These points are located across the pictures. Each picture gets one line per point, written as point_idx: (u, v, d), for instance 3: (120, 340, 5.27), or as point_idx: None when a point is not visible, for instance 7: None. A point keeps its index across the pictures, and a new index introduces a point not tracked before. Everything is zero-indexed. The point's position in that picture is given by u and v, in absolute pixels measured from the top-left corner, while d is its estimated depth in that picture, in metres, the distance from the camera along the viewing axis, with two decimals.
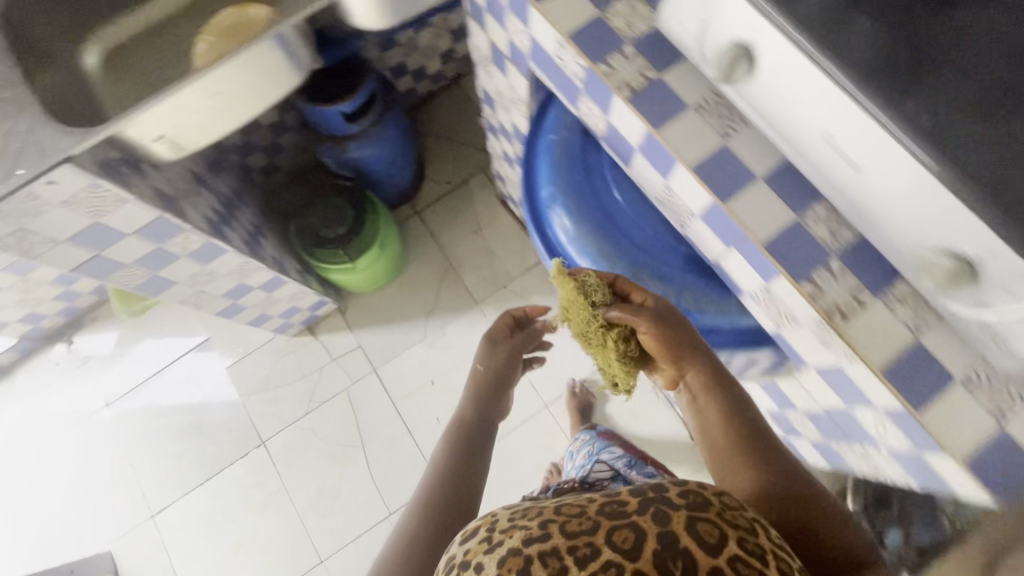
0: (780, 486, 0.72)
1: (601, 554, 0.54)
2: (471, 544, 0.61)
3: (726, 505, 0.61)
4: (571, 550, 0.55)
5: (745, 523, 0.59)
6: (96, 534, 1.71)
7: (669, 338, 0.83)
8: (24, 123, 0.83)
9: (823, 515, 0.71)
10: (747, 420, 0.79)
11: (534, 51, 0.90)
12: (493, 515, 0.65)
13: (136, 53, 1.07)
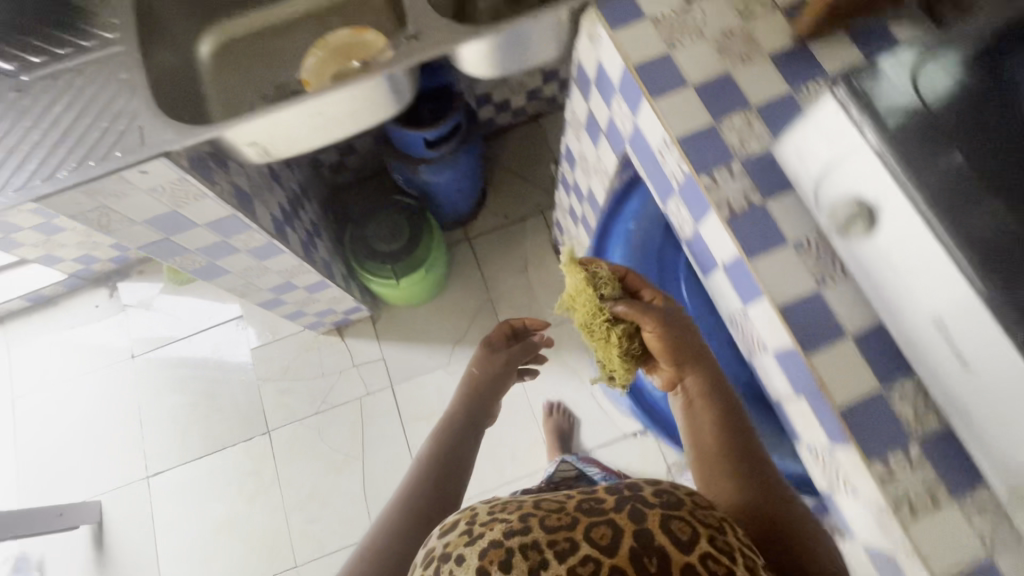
0: (759, 497, 0.70)
1: (578, 550, 0.52)
2: (450, 538, 0.57)
3: (697, 506, 0.59)
4: (550, 544, 0.52)
5: (715, 523, 0.57)
6: (91, 479, 1.74)
7: (673, 339, 0.82)
8: (131, 106, 0.85)
9: (802, 528, 0.68)
10: (738, 429, 0.77)
11: (635, 138, 0.88)
12: (472, 509, 0.61)
13: (247, 50, 1.09)
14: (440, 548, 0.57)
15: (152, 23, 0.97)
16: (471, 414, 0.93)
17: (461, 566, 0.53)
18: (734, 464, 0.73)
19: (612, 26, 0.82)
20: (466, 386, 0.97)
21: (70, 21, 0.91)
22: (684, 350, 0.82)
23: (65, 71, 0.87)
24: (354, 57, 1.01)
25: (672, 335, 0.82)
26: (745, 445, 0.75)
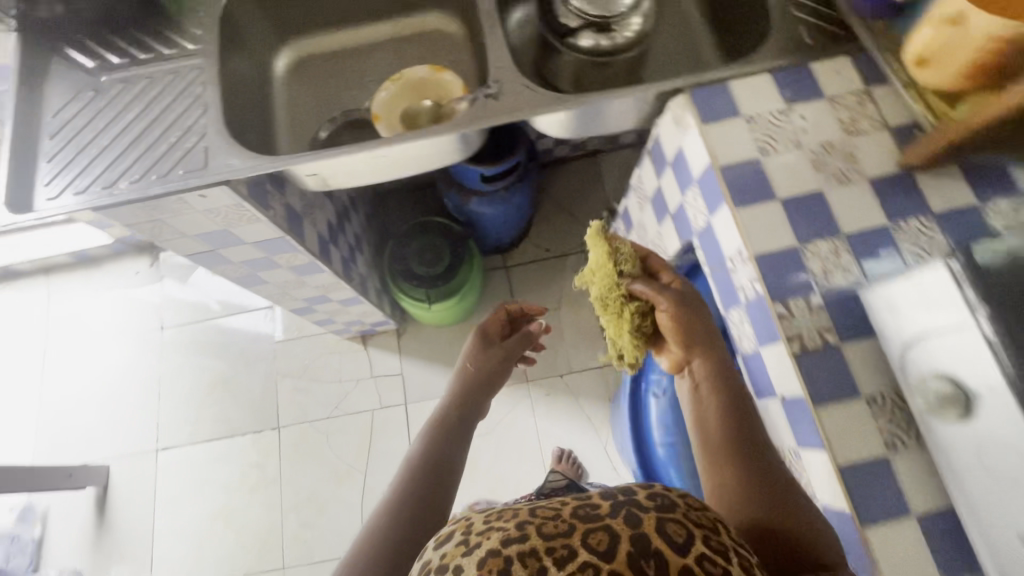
0: (763, 491, 0.59)
1: (577, 556, 0.35)
2: (445, 548, 0.38)
3: (692, 505, 0.40)
4: (546, 552, 0.35)
5: (710, 522, 0.39)
6: (105, 442, 1.77)
7: (683, 319, 0.75)
8: (201, 122, 0.84)
9: (811, 534, 0.56)
10: (751, 421, 0.65)
11: (705, 235, 0.83)
12: (468, 519, 0.42)
13: (322, 70, 1.08)
14: (432, 566, 0.39)
15: (234, 34, 0.96)
16: (470, 401, 0.91)
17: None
18: (740, 451, 0.63)
19: (703, 119, 0.78)
20: (463, 372, 0.95)
21: (157, 26, 0.91)
22: (695, 329, 0.75)
23: (144, 76, 0.87)
24: (429, 99, 0.99)
25: (684, 315, 0.76)
26: (756, 437, 0.64)
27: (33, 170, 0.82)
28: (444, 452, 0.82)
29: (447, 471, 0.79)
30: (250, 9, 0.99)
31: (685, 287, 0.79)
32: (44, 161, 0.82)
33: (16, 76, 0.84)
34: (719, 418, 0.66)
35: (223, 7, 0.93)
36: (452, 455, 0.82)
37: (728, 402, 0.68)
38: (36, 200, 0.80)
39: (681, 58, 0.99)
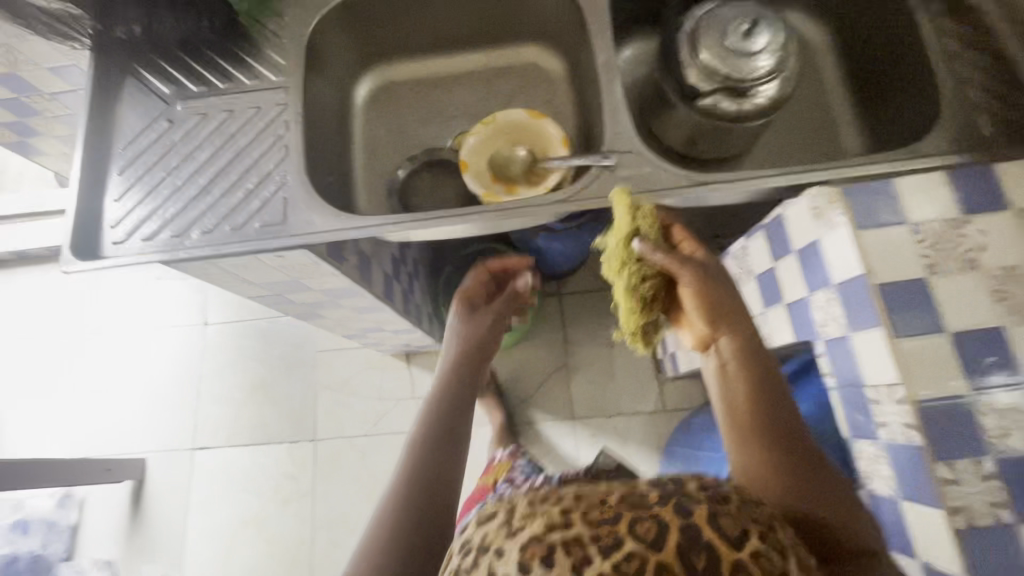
0: (804, 470, 0.53)
1: (625, 546, 0.28)
2: (475, 533, 0.33)
3: (745, 499, 0.33)
4: (596, 539, 0.28)
5: (768, 519, 0.33)
6: (138, 435, 1.73)
7: (708, 293, 0.67)
8: (280, 170, 0.76)
9: (854, 517, 0.52)
10: (781, 407, 0.60)
11: (838, 348, 0.73)
12: (493, 513, 0.36)
13: (406, 100, 0.99)
14: (457, 571, 0.32)
15: (319, 62, 0.87)
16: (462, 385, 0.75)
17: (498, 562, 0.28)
18: (773, 430, 0.57)
19: (858, 222, 0.67)
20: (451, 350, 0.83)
21: (239, 51, 0.82)
22: (721, 301, 0.67)
23: (222, 110, 0.79)
24: (524, 147, 0.89)
25: (708, 284, 0.67)
26: (788, 415, 0.59)
27: (99, 210, 0.75)
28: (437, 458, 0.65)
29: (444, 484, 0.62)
30: (337, 36, 0.89)
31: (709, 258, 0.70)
32: (112, 200, 0.76)
33: (89, 101, 0.77)
34: (750, 402, 0.60)
35: (312, 34, 0.84)
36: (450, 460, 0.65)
37: (756, 379, 0.62)
38: (102, 244, 0.73)
39: (816, 141, 0.91)
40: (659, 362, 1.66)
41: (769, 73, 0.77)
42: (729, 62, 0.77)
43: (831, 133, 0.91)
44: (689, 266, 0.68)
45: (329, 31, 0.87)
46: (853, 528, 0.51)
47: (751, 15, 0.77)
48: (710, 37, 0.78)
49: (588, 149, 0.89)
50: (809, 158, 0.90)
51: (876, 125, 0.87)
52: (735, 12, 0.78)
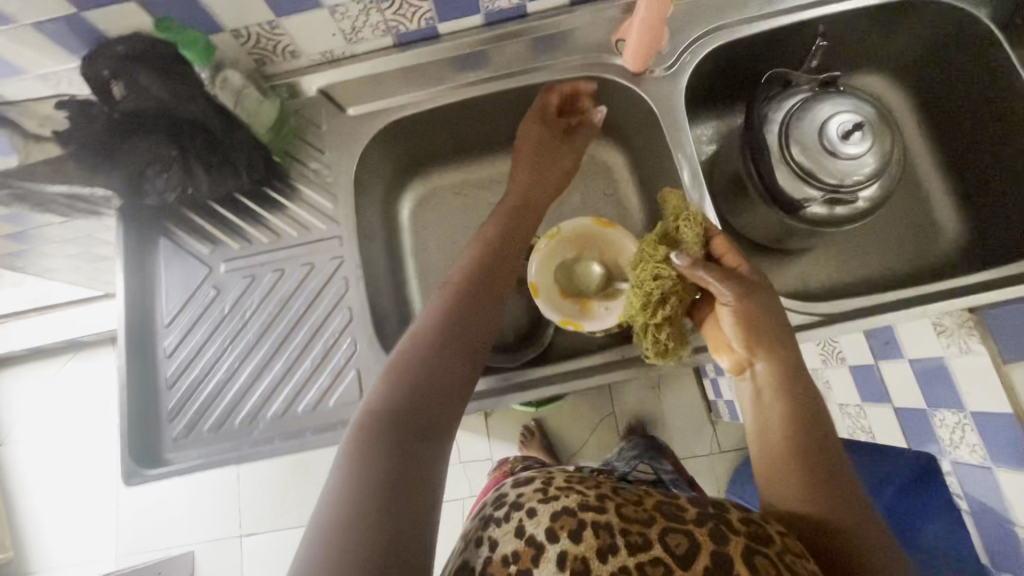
0: (827, 503, 0.52)
1: (649, 550, 0.46)
2: (526, 490, 0.55)
3: (789, 548, 0.47)
4: (621, 532, 0.47)
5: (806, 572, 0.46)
6: (182, 529, 1.56)
7: (752, 318, 0.61)
8: (347, 337, 0.69)
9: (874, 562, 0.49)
10: (821, 443, 0.55)
11: (979, 474, 0.67)
12: (551, 474, 0.58)
13: (448, 207, 0.88)
14: (516, 498, 0.55)
15: (364, 193, 0.78)
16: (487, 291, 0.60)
17: (530, 521, 0.50)
18: (804, 453, 0.54)
19: (1002, 353, 0.61)
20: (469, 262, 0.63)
21: (277, 196, 0.74)
22: (760, 320, 0.61)
23: (271, 270, 0.71)
24: (595, 260, 0.82)
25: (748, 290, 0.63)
26: (831, 448, 0.55)
27: (154, 401, 0.68)
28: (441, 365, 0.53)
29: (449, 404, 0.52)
30: (379, 156, 0.79)
31: (755, 283, 0.63)
32: (166, 388, 0.68)
33: (126, 277, 0.70)
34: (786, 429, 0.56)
35: (357, 167, 0.75)
36: (459, 376, 0.54)
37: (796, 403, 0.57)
38: (164, 441, 0.67)
39: (910, 235, 0.83)
40: (711, 407, 1.57)
41: (869, 178, 0.69)
42: (826, 166, 0.69)
43: (927, 226, 0.83)
44: (727, 281, 0.62)
45: (373, 157, 0.78)
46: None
47: (850, 114, 0.70)
48: (804, 138, 0.70)
49: None
50: (902, 254, 0.83)
51: (980, 219, 0.79)
52: (830, 109, 0.71)
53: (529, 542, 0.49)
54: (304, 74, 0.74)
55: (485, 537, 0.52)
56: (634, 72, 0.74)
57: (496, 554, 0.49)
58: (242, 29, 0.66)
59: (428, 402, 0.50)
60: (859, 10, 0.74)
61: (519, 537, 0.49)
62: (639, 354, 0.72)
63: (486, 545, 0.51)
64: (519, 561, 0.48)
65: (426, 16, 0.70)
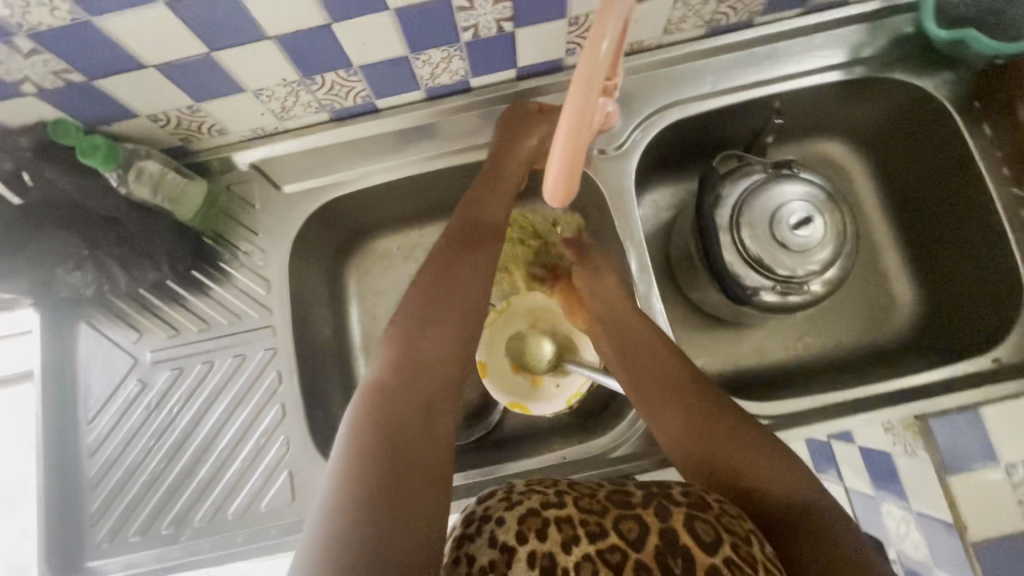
0: (749, 469, 0.51)
1: (607, 536, 0.44)
2: (489, 500, 0.50)
3: (725, 511, 0.48)
4: (581, 523, 0.45)
5: (743, 532, 0.46)
6: None
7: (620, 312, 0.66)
8: (280, 434, 0.66)
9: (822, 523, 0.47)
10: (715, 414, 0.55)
11: None
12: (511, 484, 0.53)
13: (395, 274, 0.83)
14: (476, 514, 0.50)
15: (301, 271, 0.74)
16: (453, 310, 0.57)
17: (500, 529, 0.46)
18: (710, 424, 0.54)
19: (946, 465, 0.62)
20: (428, 280, 0.59)
21: (206, 280, 0.70)
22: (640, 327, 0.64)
23: (199, 361, 0.69)
24: (547, 335, 0.76)
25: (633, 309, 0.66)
26: (736, 414, 0.55)
27: (77, 505, 0.65)
28: (410, 401, 0.51)
29: (426, 439, 0.49)
30: (316, 230, 0.75)
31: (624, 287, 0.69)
32: (88, 490, 0.66)
33: (44, 370, 0.66)
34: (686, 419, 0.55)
35: (292, 248, 0.72)
36: (431, 388, 0.52)
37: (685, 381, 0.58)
38: (87, 543, 0.64)
39: (868, 309, 0.80)
40: None
41: (819, 269, 0.67)
42: (778, 258, 0.67)
43: (883, 301, 0.80)
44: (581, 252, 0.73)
45: (310, 233, 0.74)
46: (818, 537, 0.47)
47: (799, 204, 0.67)
48: (755, 227, 0.68)
49: None
50: (859, 330, 0.79)
51: (937, 299, 0.76)
52: (785, 194, 0.69)
53: (501, 550, 0.44)
54: (235, 150, 0.70)
55: (461, 557, 0.46)
56: (557, 206, 0.48)
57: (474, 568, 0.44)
58: (160, 114, 0.61)
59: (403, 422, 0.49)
60: (817, 87, 0.71)
61: (492, 547, 0.44)
62: (585, 453, 0.66)
63: (461, 564, 0.45)
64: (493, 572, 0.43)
65: (362, 94, 0.66)
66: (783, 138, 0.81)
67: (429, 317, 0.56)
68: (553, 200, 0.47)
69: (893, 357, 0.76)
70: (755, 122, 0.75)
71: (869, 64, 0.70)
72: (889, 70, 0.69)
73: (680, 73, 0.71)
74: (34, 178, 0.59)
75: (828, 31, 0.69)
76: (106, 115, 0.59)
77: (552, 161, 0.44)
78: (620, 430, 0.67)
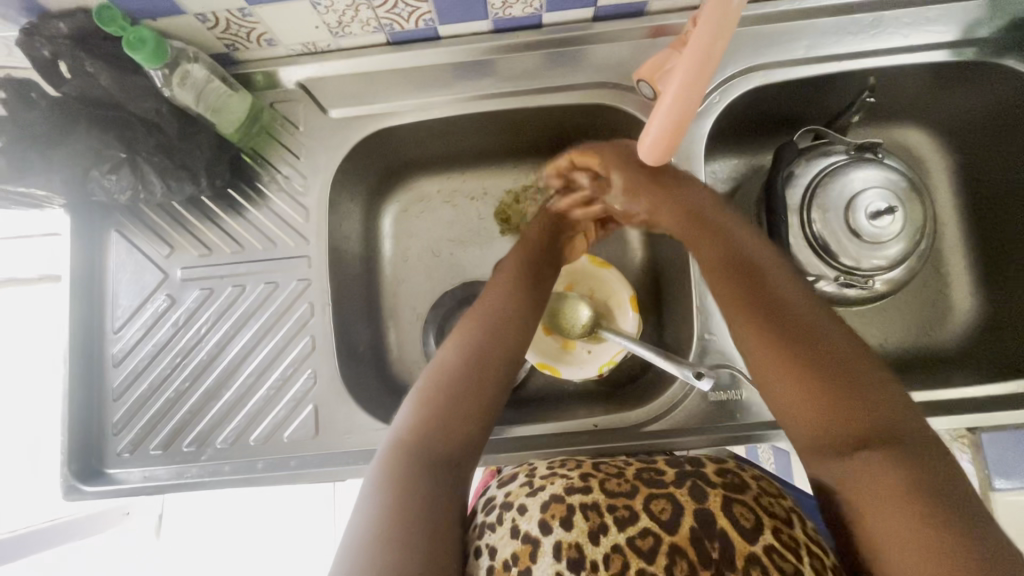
0: (842, 460, 0.44)
1: (638, 521, 0.43)
2: (510, 487, 0.48)
3: (764, 490, 0.46)
4: (609, 509, 0.43)
5: (784, 514, 0.44)
6: None
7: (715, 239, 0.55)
8: (307, 366, 0.65)
9: (898, 536, 0.40)
10: (831, 379, 0.45)
11: None
12: (531, 464, 0.52)
13: (431, 218, 0.80)
14: (497, 500, 0.48)
15: (339, 203, 0.71)
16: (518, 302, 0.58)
17: (523, 517, 0.45)
18: (831, 396, 0.45)
19: (991, 480, 0.69)
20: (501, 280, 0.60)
21: (242, 200, 0.68)
22: (768, 266, 0.52)
23: (230, 284, 0.67)
24: (584, 300, 0.73)
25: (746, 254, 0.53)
26: (868, 397, 0.44)
27: (101, 413, 0.65)
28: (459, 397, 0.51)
29: (479, 429, 0.51)
30: (358, 162, 0.71)
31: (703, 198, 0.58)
32: (112, 400, 0.65)
33: (74, 274, 0.65)
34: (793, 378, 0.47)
35: (333, 177, 0.68)
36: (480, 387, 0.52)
37: (814, 343, 0.47)
38: (108, 452, 0.64)
39: (923, 313, 0.76)
40: None
41: (889, 264, 0.63)
42: (846, 247, 0.63)
43: (940, 304, 0.76)
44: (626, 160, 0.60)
45: (353, 165, 0.70)
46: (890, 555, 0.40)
47: (877, 192, 0.62)
48: (827, 212, 0.63)
49: (663, 344, 0.74)
50: (912, 332, 0.75)
51: (1001, 311, 0.72)
52: (860, 180, 0.64)
53: (525, 540, 0.43)
54: (282, 64, 0.65)
55: (481, 544, 0.45)
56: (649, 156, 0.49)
57: (496, 561, 0.43)
58: (209, 14, 0.56)
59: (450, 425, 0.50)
60: (917, 66, 0.65)
61: (515, 538, 0.43)
62: (614, 423, 0.64)
63: (482, 556, 0.44)
64: (518, 563, 0.42)
65: (425, 17, 0.61)
66: (864, 119, 0.75)
67: (494, 319, 0.56)
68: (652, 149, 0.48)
69: (943, 365, 0.73)
70: (842, 96, 0.68)
71: (980, 46, 0.63)
72: (1001, 56, 0.63)
73: (770, 33, 0.65)
74: (71, 69, 0.55)
75: (941, 4, 0.63)
76: (153, 9, 0.55)
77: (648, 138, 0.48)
78: (657, 404, 0.64)
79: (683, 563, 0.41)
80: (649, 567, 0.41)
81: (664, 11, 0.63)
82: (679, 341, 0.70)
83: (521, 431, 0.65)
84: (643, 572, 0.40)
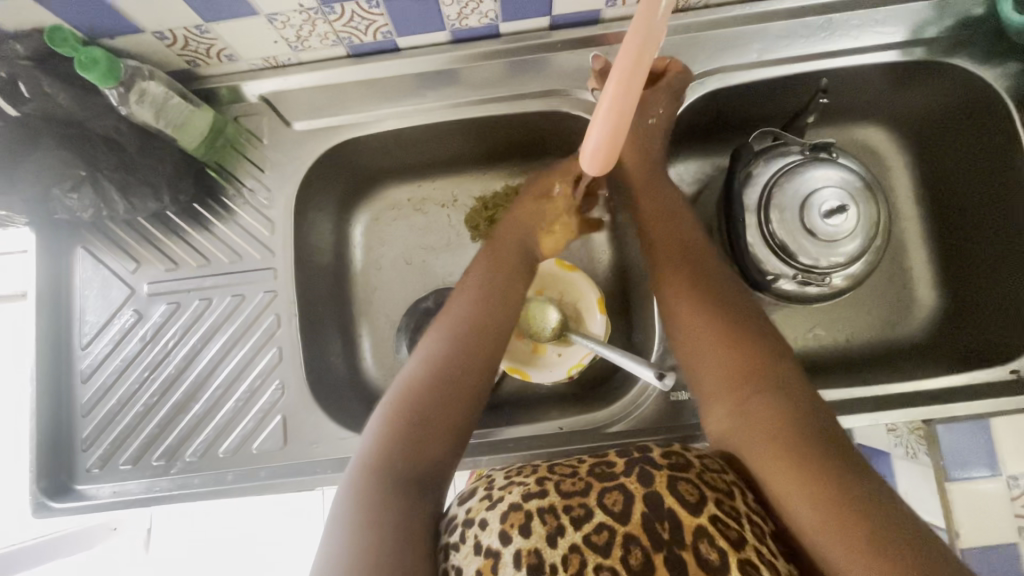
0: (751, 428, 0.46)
1: (592, 517, 0.43)
2: (470, 503, 0.48)
3: (708, 466, 0.46)
4: (564, 510, 0.44)
5: (726, 487, 0.45)
6: None
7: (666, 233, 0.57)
8: (275, 377, 0.66)
9: (805, 489, 0.42)
10: (753, 353, 0.48)
11: None
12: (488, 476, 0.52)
13: (401, 226, 0.80)
14: (457, 519, 0.48)
15: (307, 214, 0.71)
16: (489, 305, 0.57)
17: (484, 532, 0.44)
18: (745, 367, 0.48)
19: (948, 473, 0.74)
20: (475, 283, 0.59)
21: (208, 214, 0.68)
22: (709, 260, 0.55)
23: (197, 298, 0.67)
24: (553, 303, 0.73)
25: (688, 243, 0.57)
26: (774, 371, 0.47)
27: (70, 429, 0.65)
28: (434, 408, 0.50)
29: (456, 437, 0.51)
30: (324, 173, 0.72)
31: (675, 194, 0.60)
32: (80, 416, 0.65)
33: (40, 291, 0.65)
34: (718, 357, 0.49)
35: (301, 189, 0.69)
36: (456, 398, 0.51)
37: (739, 323, 0.50)
38: (77, 467, 0.64)
39: (888, 307, 0.77)
40: None
41: (846, 261, 0.64)
42: (803, 246, 0.64)
43: (904, 298, 0.77)
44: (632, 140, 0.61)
45: (319, 175, 0.71)
46: (797, 509, 0.42)
47: (831, 190, 0.64)
48: (785, 212, 0.64)
49: (633, 345, 0.75)
50: (878, 327, 0.76)
51: (961, 303, 0.73)
52: (816, 180, 0.65)
53: (487, 554, 0.43)
54: (246, 78, 0.66)
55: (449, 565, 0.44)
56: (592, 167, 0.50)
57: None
58: (166, 32, 0.57)
59: (427, 438, 0.49)
60: (870, 67, 0.66)
61: (478, 555, 0.43)
62: (581, 425, 0.65)
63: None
64: None
65: (383, 29, 0.61)
66: (823, 118, 0.76)
67: (462, 321, 0.56)
68: (591, 162, 0.50)
69: (907, 359, 0.74)
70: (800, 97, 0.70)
71: (929, 46, 0.65)
72: (950, 55, 0.65)
73: (726, 37, 0.66)
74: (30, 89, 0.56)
75: (890, 6, 0.64)
76: (109, 29, 0.55)
77: (582, 161, 0.51)
78: (621, 407, 0.65)
79: (637, 551, 0.41)
80: (606, 560, 0.41)
81: (620, 18, 0.64)
82: (646, 342, 0.71)
83: (491, 435, 0.66)
84: (601, 567, 0.41)
